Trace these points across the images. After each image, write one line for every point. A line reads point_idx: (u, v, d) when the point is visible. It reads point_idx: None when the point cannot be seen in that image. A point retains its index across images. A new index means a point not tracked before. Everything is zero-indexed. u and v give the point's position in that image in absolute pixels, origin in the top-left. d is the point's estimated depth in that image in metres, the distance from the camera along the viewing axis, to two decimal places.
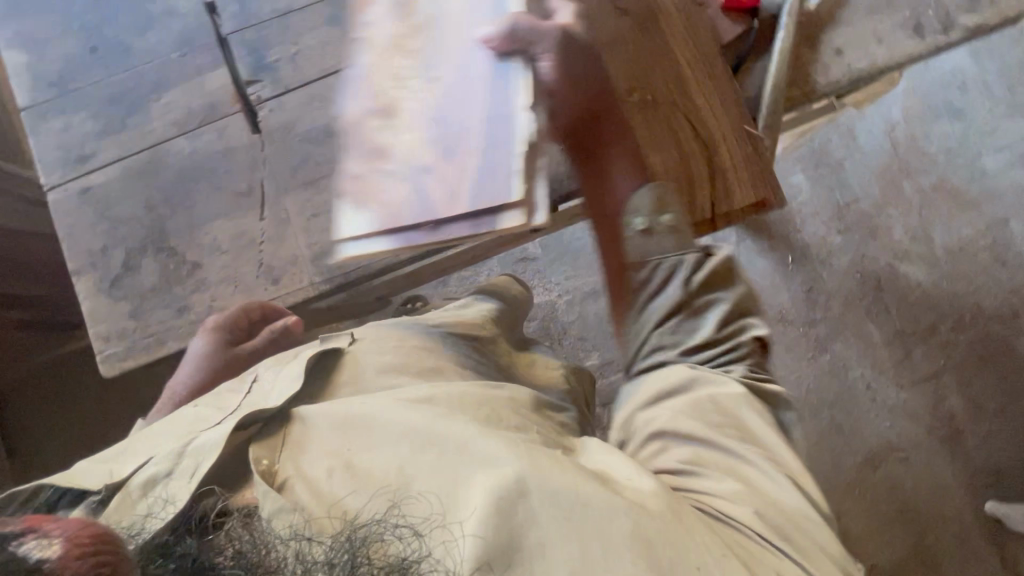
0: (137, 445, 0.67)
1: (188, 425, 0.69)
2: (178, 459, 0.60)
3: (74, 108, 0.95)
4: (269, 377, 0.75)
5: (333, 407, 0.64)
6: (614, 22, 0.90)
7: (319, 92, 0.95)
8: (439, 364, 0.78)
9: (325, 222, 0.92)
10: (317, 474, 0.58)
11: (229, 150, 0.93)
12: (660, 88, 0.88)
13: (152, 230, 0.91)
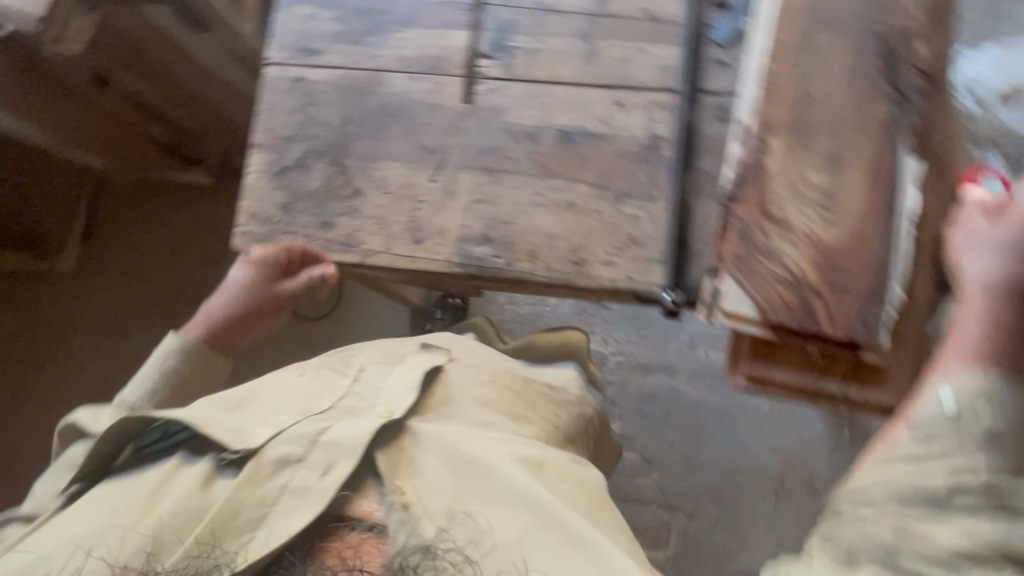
0: (258, 412, 0.83)
1: (303, 401, 0.85)
2: (310, 446, 0.75)
3: (324, 4, 0.98)
4: (378, 376, 0.90)
5: (443, 449, 0.79)
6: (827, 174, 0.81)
7: (538, 95, 0.96)
8: (528, 414, 0.92)
9: (485, 212, 0.93)
10: (432, 505, 0.72)
11: (435, 106, 0.95)
12: (861, 262, 0.78)
13: (335, 143, 0.94)
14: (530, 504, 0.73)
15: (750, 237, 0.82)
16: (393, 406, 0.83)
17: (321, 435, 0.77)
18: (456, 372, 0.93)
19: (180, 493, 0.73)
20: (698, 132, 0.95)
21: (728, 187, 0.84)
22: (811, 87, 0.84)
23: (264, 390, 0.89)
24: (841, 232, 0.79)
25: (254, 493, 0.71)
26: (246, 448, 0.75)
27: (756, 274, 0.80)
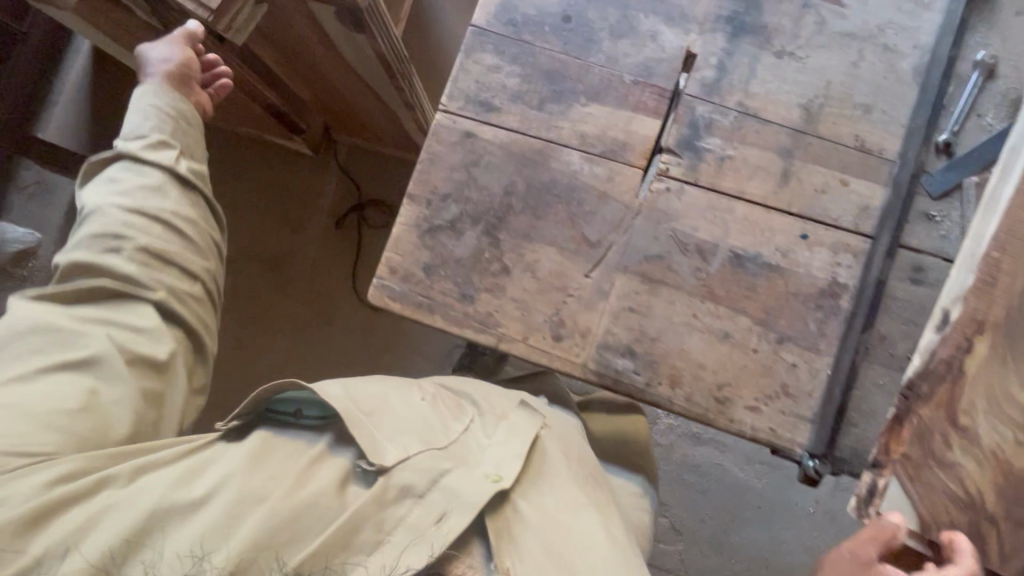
0: (390, 421, 0.75)
1: (423, 431, 0.75)
2: (431, 486, 0.69)
3: (512, 57, 0.91)
4: (484, 432, 0.78)
5: (551, 527, 0.71)
6: None
7: (719, 207, 0.88)
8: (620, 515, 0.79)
9: (634, 322, 0.86)
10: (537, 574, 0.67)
11: (606, 195, 0.88)
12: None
13: (493, 211, 0.89)
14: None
15: (929, 443, 0.71)
16: (504, 466, 0.74)
17: (443, 475, 0.70)
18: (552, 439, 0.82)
19: (314, 490, 0.66)
20: (884, 288, 0.86)
21: (912, 379, 0.73)
22: None
23: (385, 400, 0.78)
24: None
25: (375, 515, 0.65)
26: (381, 463, 0.68)
27: (926, 485, 0.70)
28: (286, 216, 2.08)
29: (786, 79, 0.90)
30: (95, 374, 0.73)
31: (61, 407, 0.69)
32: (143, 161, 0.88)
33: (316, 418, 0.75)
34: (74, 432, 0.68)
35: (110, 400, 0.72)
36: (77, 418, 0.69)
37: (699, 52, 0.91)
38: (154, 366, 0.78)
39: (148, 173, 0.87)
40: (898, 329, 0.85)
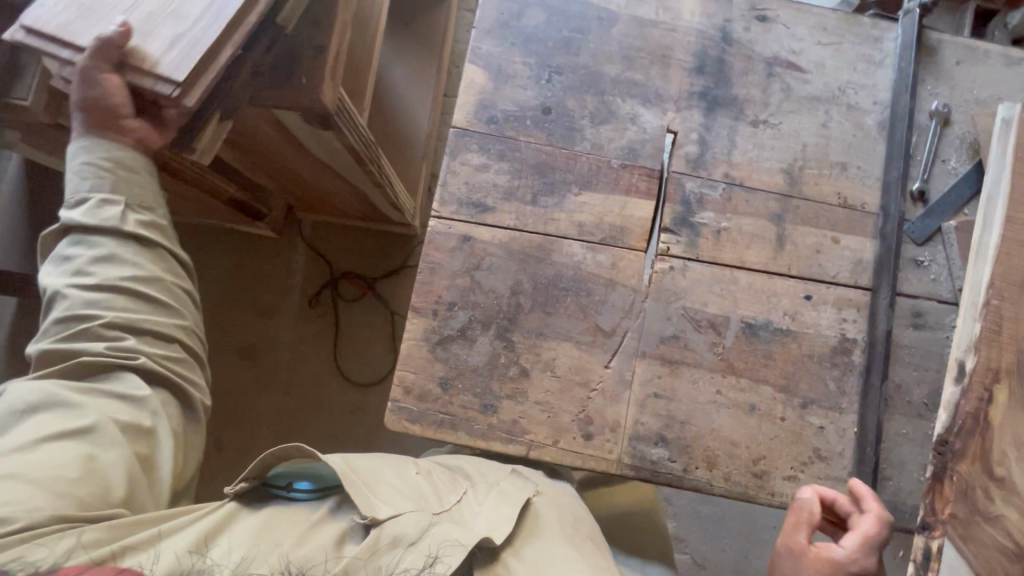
0: (384, 484, 0.75)
1: (416, 496, 0.75)
2: (423, 532, 0.68)
3: (499, 154, 0.90)
4: (478, 501, 0.78)
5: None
6: None
7: (724, 280, 0.88)
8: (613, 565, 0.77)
9: (661, 408, 0.85)
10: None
11: (613, 283, 0.88)
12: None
13: (502, 314, 0.86)
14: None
15: (972, 498, 0.73)
16: (497, 530, 0.72)
17: (433, 525, 0.69)
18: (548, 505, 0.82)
19: (315, 549, 0.65)
20: (890, 338, 0.88)
21: (944, 435, 0.76)
22: None
23: (380, 473, 0.77)
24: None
25: (370, 563, 0.64)
26: (372, 515, 0.68)
27: (978, 544, 0.72)
28: (260, 305, 1.98)
29: (765, 145, 0.92)
30: (97, 448, 0.71)
31: (59, 475, 0.66)
32: (106, 250, 0.82)
33: (307, 494, 0.75)
34: (74, 495, 0.65)
35: (110, 466, 0.70)
36: (78, 484, 0.67)
37: (680, 129, 0.92)
38: (147, 437, 0.76)
39: (114, 258, 0.82)
40: (911, 375, 0.88)
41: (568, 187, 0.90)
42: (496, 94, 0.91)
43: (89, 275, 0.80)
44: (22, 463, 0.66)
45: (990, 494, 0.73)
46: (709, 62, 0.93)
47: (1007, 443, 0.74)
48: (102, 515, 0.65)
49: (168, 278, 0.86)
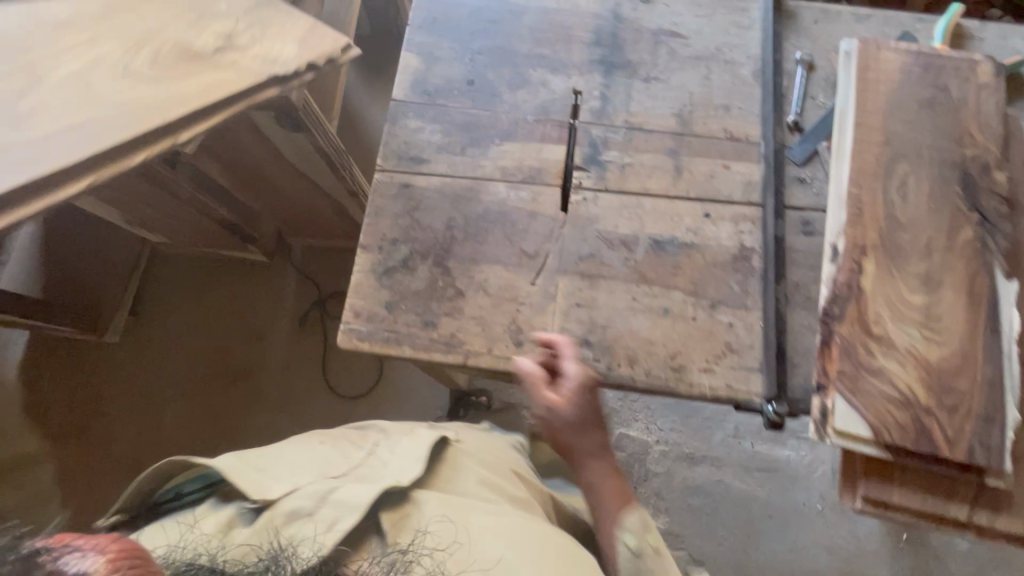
0: (277, 466, 0.82)
1: (318, 466, 0.84)
2: (320, 502, 0.76)
3: (432, 118, 1.07)
4: (389, 450, 0.90)
5: (451, 506, 0.82)
6: (922, 295, 0.83)
7: (631, 205, 1.02)
8: (529, 501, 0.94)
9: (583, 316, 0.95)
10: (432, 518, 0.79)
11: (534, 214, 1.01)
12: (968, 380, 0.79)
13: (431, 254, 0.99)
14: (534, 555, 0.76)
15: (855, 355, 0.81)
16: (403, 470, 0.83)
17: (331, 492, 0.77)
18: (465, 458, 0.95)
19: (200, 536, 0.71)
20: (784, 244, 0.99)
21: (825, 306, 0.85)
22: (897, 207, 0.88)
23: (273, 459, 0.84)
24: (948, 351, 0.80)
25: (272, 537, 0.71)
26: (262, 496, 0.75)
27: (865, 394, 0.79)
28: (250, 331, 2.03)
29: (658, 96, 1.08)
30: None
31: None
32: None
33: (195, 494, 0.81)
34: None
35: None
36: None
37: (584, 89, 1.09)
38: None
39: None
40: (808, 275, 0.98)
41: (491, 140, 1.06)
42: (428, 72, 1.10)
43: None
44: None
45: (869, 349, 0.81)
46: (604, 36, 1.12)
47: (879, 304, 0.83)
48: None
49: None
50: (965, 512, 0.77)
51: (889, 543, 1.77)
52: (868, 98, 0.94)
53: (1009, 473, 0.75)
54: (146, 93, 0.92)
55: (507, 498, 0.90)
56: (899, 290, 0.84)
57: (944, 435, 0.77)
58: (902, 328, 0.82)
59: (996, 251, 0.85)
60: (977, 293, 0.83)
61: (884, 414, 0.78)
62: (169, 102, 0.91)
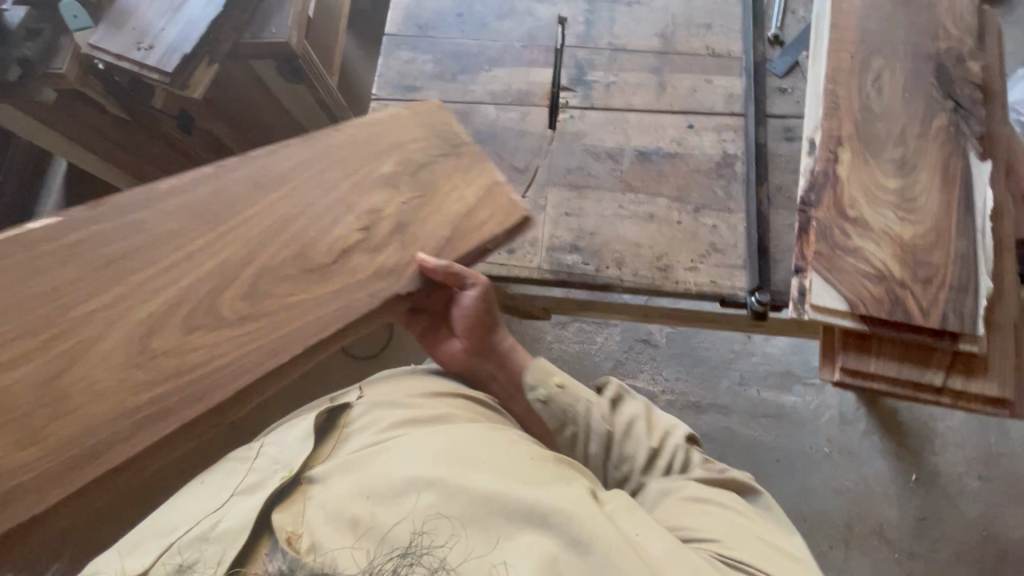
0: (154, 530, 0.72)
1: (204, 503, 0.74)
2: (206, 538, 0.67)
3: (423, 49, 1.12)
4: (279, 440, 0.81)
5: (337, 480, 0.71)
6: (896, 179, 0.86)
7: (616, 120, 1.05)
8: (446, 407, 0.81)
9: (572, 224, 1.00)
10: (333, 534, 0.64)
11: (523, 132, 1.06)
12: (942, 254, 0.82)
13: (391, 272, 0.78)
14: (462, 479, 0.67)
15: (832, 237, 0.84)
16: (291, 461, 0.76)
17: (214, 526, 0.68)
18: (366, 415, 0.83)
19: None
20: (767, 150, 1.02)
21: (804, 195, 0.88)
22: (873, 99, 0.90)
23: (160, 514, 0.75)
24: (923, 230, 0.83)
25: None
26: (130, 573, 0.65)
27: (841, 271, 0.83)
28: None
29: (640, 18, 1.12)
30: None
31: None
32: None
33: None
34: None
35: None
36: None
37: (569, 15, 1.13)
38: None
39: None
40: (790, 178, 1.01)
41: (481, 66, 1.10)
42: (420, 8, 1.15)
43: None
44: None
45: (845, 231, 0.84)
46: None
47: (855, 189, 0.86)
48: None
49: None
50: (940, 378, 0.80)
51: (899, 486, 1.63)
52: (843, 1, 0.97)
53: (983, 338, 0.78)
54: (304, 305, 0.74)
55: (420, 418, 0.79)
56: (874, 176, 0.87)
57: (918, 304, 0.80)
58: (876, 210, 0.85)
59: (971, 135, 0.87)
60: (951, 175, 0.85)
61: (861, 290, 0.81)
62: (208, 367, 0.70)
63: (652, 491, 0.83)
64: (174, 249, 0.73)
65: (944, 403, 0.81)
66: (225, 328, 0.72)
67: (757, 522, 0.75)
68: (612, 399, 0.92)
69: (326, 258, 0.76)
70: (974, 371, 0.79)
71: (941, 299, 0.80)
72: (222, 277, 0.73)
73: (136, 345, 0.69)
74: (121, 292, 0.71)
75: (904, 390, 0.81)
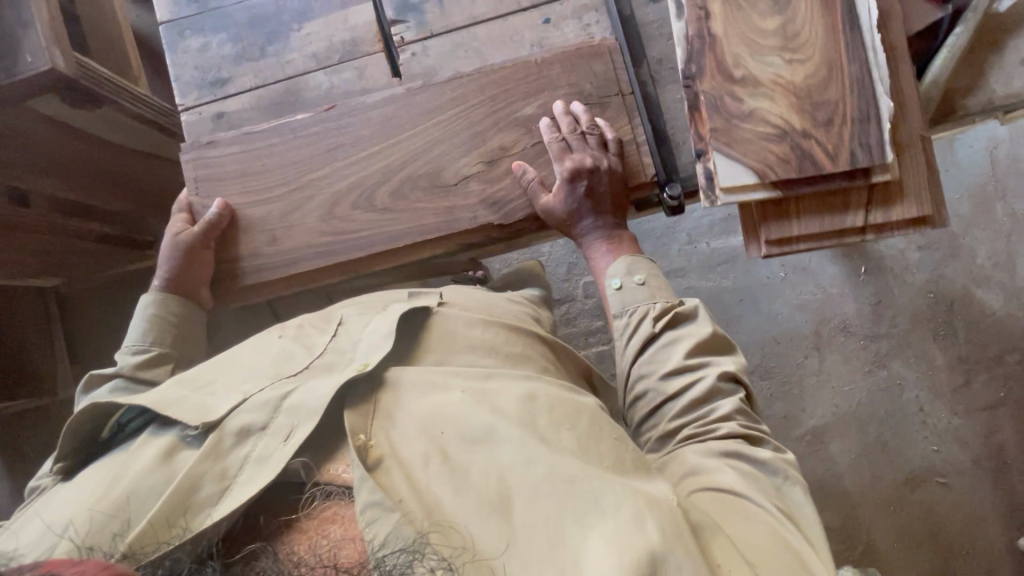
0: (228, 384, 0.80)
1: (276, 365, 0.82)
2: (274, 413, 0.73)
3: (213, 29, 0.92)
4: (358, 330, 0.87)
5: (426, 394, 0.76)
6: (775, 18, 0.77)
7: (465, 42, 0.91)
8: (525, 350, 0.87)
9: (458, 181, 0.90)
10: (414, 458, 0.68)
11: (367, 92, 0.91)
12: (838, 88, 0.76)
13: (485, 202, 0.88)
14: (546, 447, 0.68)
15: (724, 107, 0.77)
16: (371, 356, 0.79)
17: (285, 399, 0.74)
18: (449, 325, 0.87)
19: (143, 476, 0.68)
20: (635, 21, 0.90)
21: (683, 68, 0.78)
22: None
23: (224, 367, 0.83)
24: (812, 68, 0.76)
25: (215, 467, 0.67)
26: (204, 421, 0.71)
27: (742, 142, 0.76)
28: None
29: None
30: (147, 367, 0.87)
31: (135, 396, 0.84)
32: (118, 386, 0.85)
33: (139, 420, 0.78)
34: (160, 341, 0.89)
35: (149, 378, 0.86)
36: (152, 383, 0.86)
37: None
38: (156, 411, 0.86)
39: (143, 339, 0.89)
40: (668, 45, 0.90)
41: (290, 27, 0.92)
42: None
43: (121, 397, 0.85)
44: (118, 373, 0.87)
45: (736, 95, 0.77)
46: None
47: (735, 44, 0.77)
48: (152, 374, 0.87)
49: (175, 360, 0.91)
50: (861, 218, 0.77)
51: (852, 282, 1.64)
52: None
53: (893, 164, 0.75)
54: (427, 217, 0.88)
55: (504, 356, 0.85)
56: (752, 21, 0.77)
57: (826, 151, 0.75)
58: (761, 61, 0.77)
59: None
60: None
61: (768, 155, 0.76)
62: (358, 251, 0.89)
63: (651, 323, 0.84)
64: (383, 193, 0.88)
65: (871, 238, 0.80)
66: (371, 223, 0.89)
67: (747, 479, 0.70)
68: (665, 326, 0.84)
69: (450, 181, 0.88)
70: (891, 197, 0.77)
71: (847, 137, 0.75)
72: (383, 174, 0.88)
73: (326, 229, 0.89)
74: (322, 198, 0.89)
75: (831, 239, 0.79)
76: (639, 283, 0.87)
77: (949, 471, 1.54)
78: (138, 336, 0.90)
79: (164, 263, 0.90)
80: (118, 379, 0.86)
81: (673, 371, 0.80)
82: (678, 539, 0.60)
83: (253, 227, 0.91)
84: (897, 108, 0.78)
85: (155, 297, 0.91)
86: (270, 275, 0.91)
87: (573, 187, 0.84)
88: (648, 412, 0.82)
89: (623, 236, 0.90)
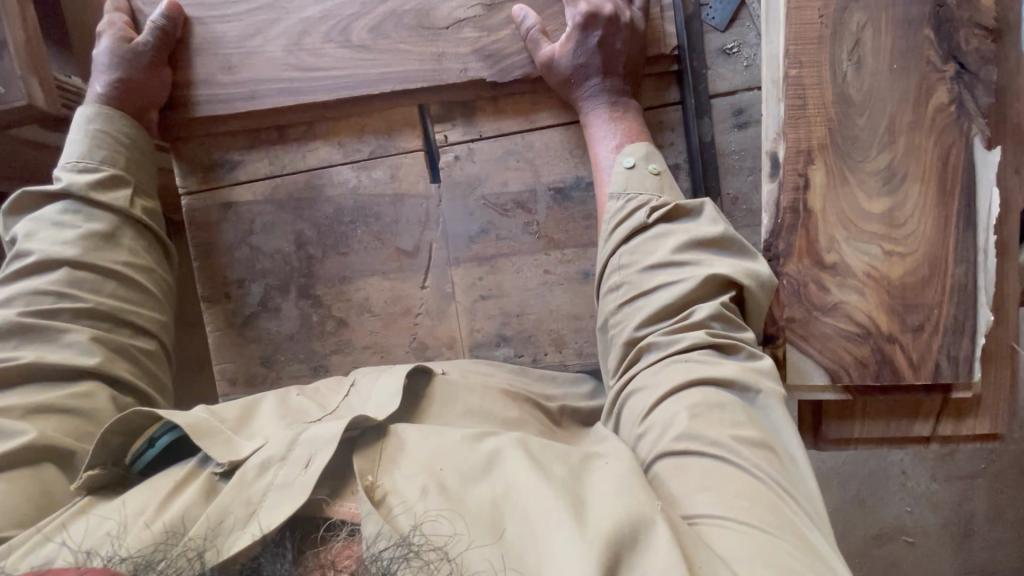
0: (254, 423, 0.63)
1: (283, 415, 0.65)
2: (291, 445, 0.55)
3: None
4: (369, 382, 0.69)
5: (434, 434, 0.58)
6: (881, 194, 0.66)
7: (518, 150, 0.80)
8: (524, 416, 0.67)
9: (493, 308, 0.81)
10: (413, 494, 0.51)
11: (399, 197, 0.81)
12: (936, 290, 0.67)
13: (478, 54, 0.78)
14: (530, 466, 0.52)
15: (806, 296, 0.68)
16: (379, 407, 0.61)
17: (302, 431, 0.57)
18: (452, 389, 0.68)
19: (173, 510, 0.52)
20: (715, 149, 0.79)
21: (767, 241, 0.69)
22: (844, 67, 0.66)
23: (240, 405, 0.66)
24: (913, 263, 0.67)
25: (240, 496, 0.51)
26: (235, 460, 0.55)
27: (823, 340, 0.68)
28: None
29: None
30: (109, 221, 0.75)
31: (91, 232, 0.73)
32: (60, 215, 0.73)
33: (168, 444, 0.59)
34: (116, 168, 0.77)
35: (110, 212, 0.75)
36: (113, 247, 0.74)
37: None
38: (121, 252, 0.75)
39: (86, 165, 0.76)
40: (746, 182, 0.79)
41: None
42: None
43: (72, 229, 0.72)
44: (63, 226, 0.73)
45: (817, 280, 0.68)
46: None
47: (829, 221, 0.67)
48: (108, 204, 0.75)
49: (136, 205, 0.79)
50: (929, 428, 0.71)
51: None
52: None
53: (978, 383, 0.68)
54: (411, 61, 0.78)
55: (495, 420, 0.65)
56: (857, 199, 0.67)
57: (909, 361, 0.67)
58: (857, 238, 0.67)
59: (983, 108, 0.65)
60: (955, 168, 0.66)
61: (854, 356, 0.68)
62: (327, 91, 0.79)
63: (640, 213, 0.68)
64: (361, 29, 0.79)
65: (939, 444, 0.73)
66: (343, 60, 0.79)
67: (711, 414, 0.55)
68: (660, 219, 0.67)
69: (440, 24, 0.78)
70: (965, 416, 0.71)
71: (931, 334, 0.67)
72: (364, 7, 0.79)
73: (291, 61, 0.80)
74: (289, 23, 0.80)
75: (887, 441, 0.73)
76: (653, 171, 0.71)
77: (917, 530, 1.40)
78: (81, 153, 0.76)
79: (111, 69, 0.78)
80: (66, 199, 0.74)
81: (654, 266, 0.65)
82: (648, 524, 0.46)
83: (207, 48, 0.81)
84: (995, 317, 0.70)
85: (97, 110, 0.78)
86: (219, 107, 0.81)
87: (584, 36, 0.73)
88: (617, 307, 0.66)
89: (629, 106, 0.75)
